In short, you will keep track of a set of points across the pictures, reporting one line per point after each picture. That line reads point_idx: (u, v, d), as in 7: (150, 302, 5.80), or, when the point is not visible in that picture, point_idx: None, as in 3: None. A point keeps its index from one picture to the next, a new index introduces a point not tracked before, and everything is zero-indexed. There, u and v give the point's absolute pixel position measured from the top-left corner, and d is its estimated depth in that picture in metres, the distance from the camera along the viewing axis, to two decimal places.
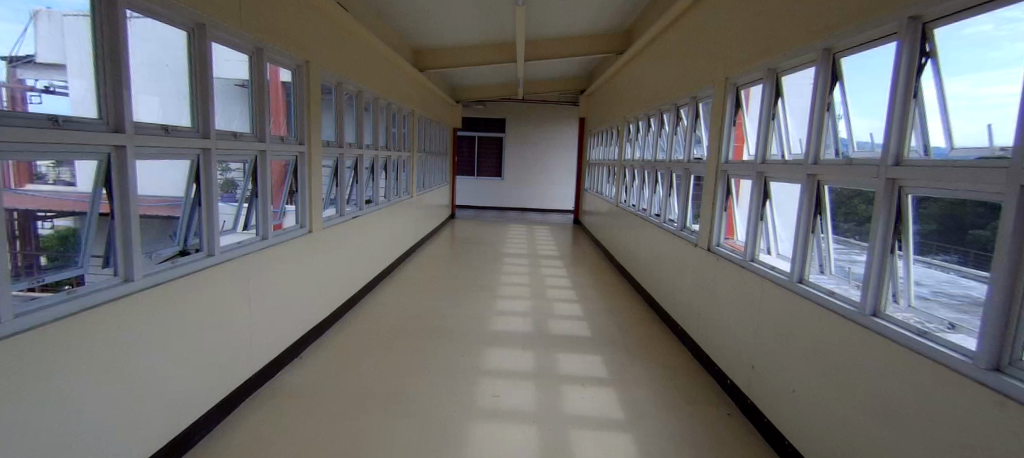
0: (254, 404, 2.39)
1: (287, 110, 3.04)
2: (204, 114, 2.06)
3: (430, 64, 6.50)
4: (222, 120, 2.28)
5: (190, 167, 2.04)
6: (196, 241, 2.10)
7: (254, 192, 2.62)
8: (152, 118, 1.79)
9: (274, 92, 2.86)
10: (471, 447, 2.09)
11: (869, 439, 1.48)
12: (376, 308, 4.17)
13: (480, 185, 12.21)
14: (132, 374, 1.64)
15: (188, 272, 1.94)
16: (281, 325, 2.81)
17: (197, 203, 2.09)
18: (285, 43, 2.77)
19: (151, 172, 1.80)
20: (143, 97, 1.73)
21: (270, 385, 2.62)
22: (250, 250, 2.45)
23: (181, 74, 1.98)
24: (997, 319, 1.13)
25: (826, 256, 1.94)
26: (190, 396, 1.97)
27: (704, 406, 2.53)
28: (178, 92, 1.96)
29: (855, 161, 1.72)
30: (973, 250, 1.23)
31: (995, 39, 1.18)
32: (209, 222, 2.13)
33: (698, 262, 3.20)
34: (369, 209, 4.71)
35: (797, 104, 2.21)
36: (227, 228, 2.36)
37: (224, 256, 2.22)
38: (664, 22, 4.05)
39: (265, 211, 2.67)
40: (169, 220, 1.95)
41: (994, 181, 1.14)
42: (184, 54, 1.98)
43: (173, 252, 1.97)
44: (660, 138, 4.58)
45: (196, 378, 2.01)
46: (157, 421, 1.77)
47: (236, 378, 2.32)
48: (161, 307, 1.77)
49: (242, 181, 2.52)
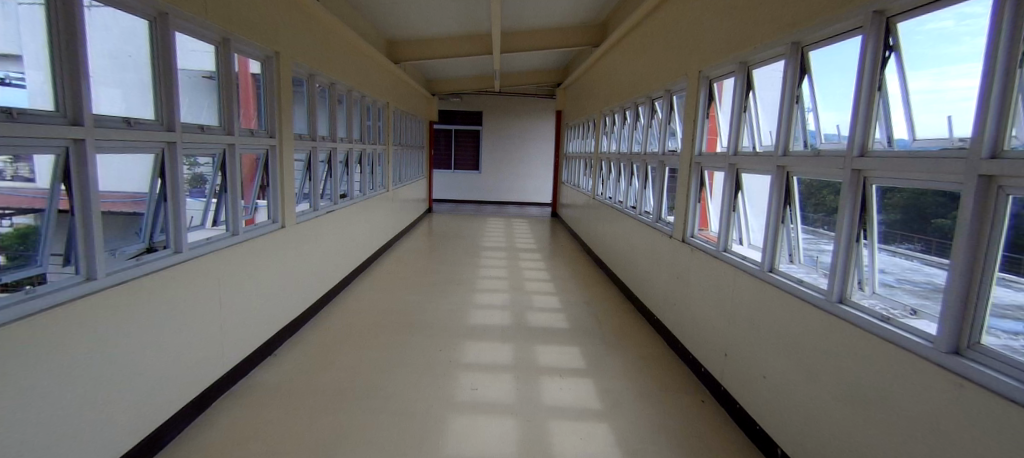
0: (226, 404, 2.30)
1: (257, 102, 2.93)
2: (169, 105, 1.96)
3: (405, 56, 6.40)
4: (186, 113, 2.16)
5: (155, 161, 1.92)
6: (163, 238, 2.00)
7: (222, 187, 2.51)
8: (114, 110, 1.69)
9: (245, 85, 2.75)
10: (450, 441, 2.07)
11: (835, 423, 1.55)
12: (352, 304, 4.09)
13: (457, 178, 12.12)
14: (96, 377, 1.55)
15: (155, 269, 1.86)
16: (254, 324, 2.73)
17: (162, 199, 1.98)
18: (254, 33, 2.66)
19: (111, 167, 1.69)
20: (104, 88, 1.63)
21: (243, 384, 2.53)
22: (219, 246, 2.35)
23: (143, 64, 1.87)
24: (957, 305, 1.16)
25: (795, 246, 1.99)
26: (162, 397, 1.90)
27: (679, 393, 2.59)
28: (141, 83, 1.86)
29: (822, 152, 1.77)
30: (936, 239, 1.25)
31: (957, 35, 1.20)
32: (176, 217, 2.04)
33: (673, 253, 3.25)
34: (344, 203, 4.61)
35: (767, 96, 2.26)
36: (195, 224, 2.25)
37: (192, 253, 2.12)
38: (641, 15, 4.05)
39: (235, 205, 2.56)
40: (134, 217, 1.85)
41: (954, 171, 1.16)
42: (146, 44, 1.88)
43: (138, 249, 1.88)
44: (635, 130, 4.62)
45: (165, 380, 1.92)
46: (125, 425, 1.69)
47: (208, 377, 2.24)
48: (124, 307, 1.68)
49: (211, 175, 2.41)
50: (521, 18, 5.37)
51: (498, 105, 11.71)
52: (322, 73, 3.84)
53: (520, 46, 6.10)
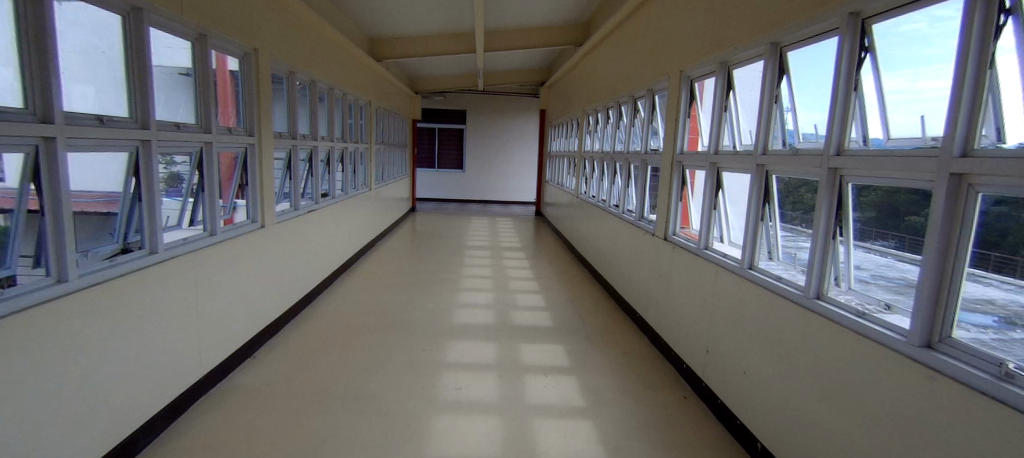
0: (204, 407, 2.24)
1: (236, 100, 2.85)
2: (143, 102, 1.88)
3: (387, 53, 6.32)
4: (162, 110, 2.08)
5: (129, 159, 1.86)
6: (137, 238, 1.94)
7: (200, 186, 2.43)
8: (87, 107, 1.62)
9: (223, 82, 2.67)
10: (434, 441, 2.05)
11: (811, 417, 1.58)
12: (334, 304, 4.02)
13: (441, 177, 12.05)
14: (67, 381, 1.48)
15: (130, 270, 1.79)
16: (233, 325, 2.66)
17: (137, 198, 1.91)
18: (232, 29, 2.59)
19: (85, 166, 1.63)
20: (76, 85, 1.56)
21: (222, 387, 2.46)
22: (197, 246, 2.28)
23: (117, 60, 1.80)
24: (928, 300, 1.19)
25: (774, 244, 2.02)
26: (137, 401, 1.84)
27: (662, 390, 2.62)
28: (114, 80, 1.79)
29: (800, 151, 1.81)
30: (908, 236, 1.28)
31: (930, 36, 1.23)
32: (152, 217, 1.97)
33: (655, 251, 3.28)
34: (326, 203, 4.53)
35: (747, 95, 2.29)
36: (171, 224, 2.18)
37: (169, 253, 2.05)
38: (623, 15, 4.07)
39: (213, 205, 2.48)
40: (108, 217, 1.78)
41: (926, 169, 1.19)
42: (119, 40, 1.81)
43: (113, 250, 1.81)
44: (618, 129, 4.65)
45: (139, 384, 1.86)
46: (99, 431, 1.63)
47: (184, 380, 2.17)
48: (96, 309, 1.61)
49: (188, 173, 2.33)
50: (504, 16, 5.35)
51: (482, 104, 11.68)
52: (302, 70, 3.76)
53: (504, 45, 6.08)
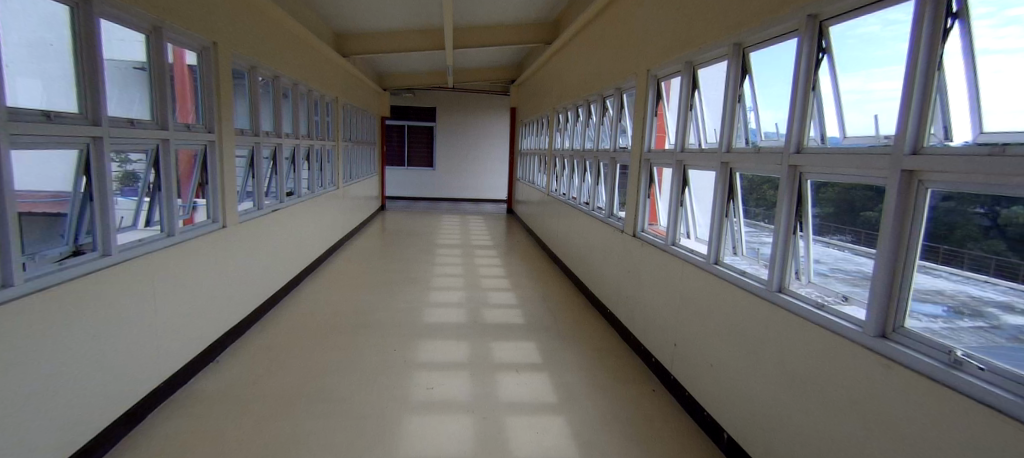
0: (164, 414, 2.12)
1: (194, 95, 2.70)
2: (94, 97, 1.75)
3: (354, 49, 6.16)
4: (115, 105, 1.95)
5: (79, 157, 1.72)
6: (88, 240, 1.81)
7: (156, 185, 2.28)
8: (32, 102, 1.49)
9: (180, 76, 2.53)
10: (406, 442, 2.01)
11: (774, 406, 1.64)
12: (300, 306, 3.89)
13: (411, 175, 11.87)
14: (11, 391, 1.37)
15: (81, 274, 1.67)
16: (194, 330, 2.53)
17: (88, 198, 1.77)
18: (189, 21, 2.45)
19: (30, 164, 1.50)
20: (21, 79, 1.44)
21: (183, 392, 2.34)
22: (154, 247, 2.15)
23: (65, 54, 1.67)
24: (882, 291, 1.24)
25: (738, 239, 2.08)
26: (92, 410, 1.72)
27: (632, 383, 2.66)
28: (61, 74, 1.65)
29: (762, 149, 1.86)
30: (865, 230, 1.34)
31: (883, 39, 1.28)
32: (105, 218, 1.84)
33: (624, 247, 3.33)
34: (291, 202, 4.38)
35: (712, 95, 2.34)
36: (125, 225, 2.04)
37: (123, 256, 1.93)
38: (591, 14, 4.10)
39: (170, 204, 2.34)
40: (56, 218, 1.65)
41: (880, 167, 1.24)
42: (68, 31, 1.68)
43: (62, 253, 1.69)
44: (587, 127, 4.69)
45: (94, 392, 1.74)
46: (49, 443, 1.51)
47: (143, 387, 2.05)
48: (44, 315, 1.49)
49: (144, 172, 2.19)
50: (473, 13, 5.30)
51: (452, 102, 11.57)
52: (265, 64, 3.61)
53: (473, 42, 6.04)
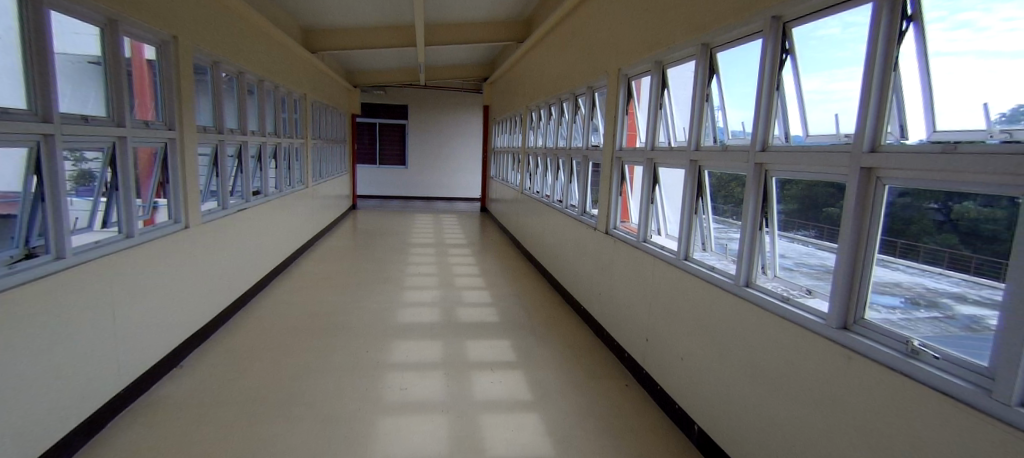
0: (126, 422, 2.01)
1: (153, 91, 2.56)
2: (45, 93, 1.64)
3: (321, 45, 6.00)
4: (68, 101, 1.82)
5: (29, 156, 1.60)
6: (41, 242, 1.69)
7: (113, 184, 2.14)
8: None
9: (138, 71, 2.39)
10: (380, 443, 1.96)
11: (743, 398, 1.68)
12: (267, 308, 3.76)
13: (383, 173, 11.67)
14: None
15: (31, 279, 1.56)
16: (156, 335, 2.41)
17: (40, 198, 1.66)
18: (147, 14, 2.32)
19: None
20: None
21: (145, 399, 2.22)
22: (112, 250, 2.03)
23: (13, 48, 1.55)
24: (844, 285, 1.29)
25: (707, 235, 2.12)
26: (44, 422, 1.60)
27: (606, 379, 2.69)
28: (10, 70, 1.53)
29: (729, 147, 1.91)
30: (827, 226, 1.38)
31: (843, 41, 1.33)
32: (59, 220, 1.72)
33: (597, 244, 3.36)
34: (258, 202, 4.22)
35: (681, 93, 2.38)
36: (80, 227, 1.92)
37: (78, 259, 1.81)
38: (563, 13, 4.11)
39: (129, 204, 2.20)
40: (6, 220, 1.53)
41: (841, 164, 1.29)
42: (15, 23, 1.56)
43: (12, 256, 1.57)
44: (560, 125, 4.71)
45: (48, 402, 1.63)
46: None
47: (101, 395, 1.94)
48: None
49: (99, 171, 2.05)
50: (445, 10, 5.24)
51: (424, 99, 11.42)
52: (229, 60, 3.47)
53: (445, 39, 5.97)
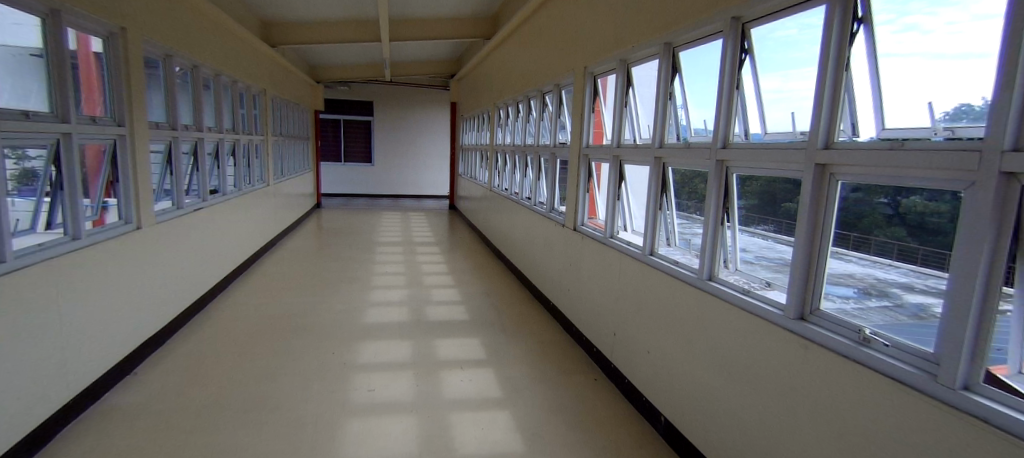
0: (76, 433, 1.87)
1: (100, 84, 2.37)
2: None
3: (279, 39, 5.77)
4: (6, 95, 1.66)
5: None
6: None
7: (58, 182, 1.97)
8: None
9: (83, 63, 2.21)
10: (348, 446, 1.90)
11: (708, 388, 1.72)
12: (224, 311, 3.58)
13: (347, 170, 11.36)
14: None
15: None
16: (106, 345, 2.24)
17: None
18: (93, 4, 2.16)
19: None
20: None
21: (98, 408, 2.07)
22: (55, 255, 1.87)
23: None
24: (800, 277, 1.34)
25: (671, 231, 2.15)
26: None
27: (575, 374, 2.71)
28: None
29: (692, 144, 1.95)
30: (785, 220, 1.43)
31: (800, 42, 1.37)
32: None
33: (565, 241, 3.38)
34: (216, 201, 4.01)
35: (645, 92, 2.42)
36: (22, 228, 1.76)
37: (20, 263, 1.66)
38: (528, 10, 4.10)
39: (76, 204, 2.04)
40: None
41: (797, 160, 1.33)
42: None
43: None
44: (528, 123, 4.71)
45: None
46: None
47: (47, 406, 1.79)
48: None
49: (43, 170, 1.88)
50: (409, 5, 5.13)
51: (389, 95, 11.19)
52: (183, 53, 3.28)
53: (409, 34, 5.85)
